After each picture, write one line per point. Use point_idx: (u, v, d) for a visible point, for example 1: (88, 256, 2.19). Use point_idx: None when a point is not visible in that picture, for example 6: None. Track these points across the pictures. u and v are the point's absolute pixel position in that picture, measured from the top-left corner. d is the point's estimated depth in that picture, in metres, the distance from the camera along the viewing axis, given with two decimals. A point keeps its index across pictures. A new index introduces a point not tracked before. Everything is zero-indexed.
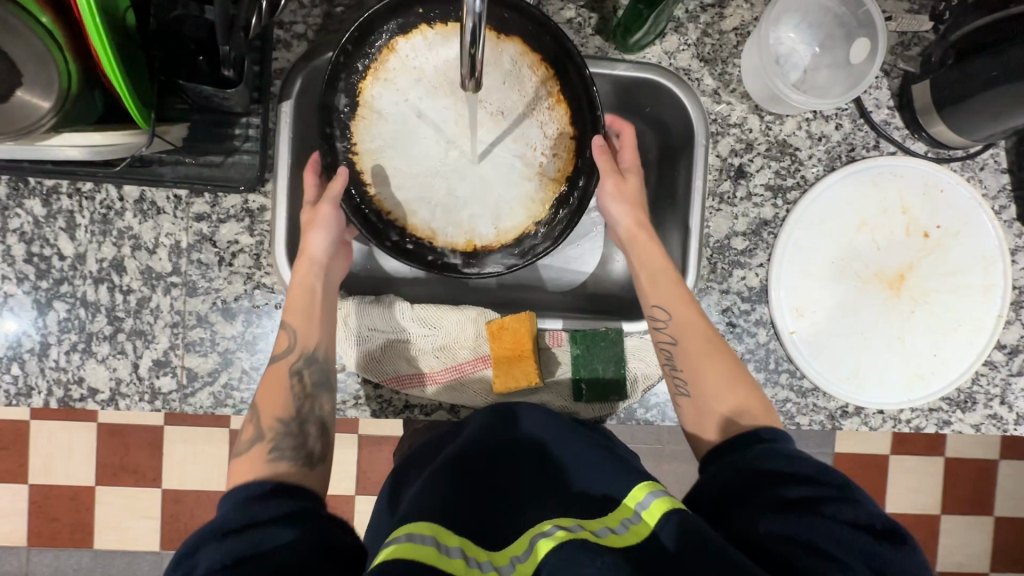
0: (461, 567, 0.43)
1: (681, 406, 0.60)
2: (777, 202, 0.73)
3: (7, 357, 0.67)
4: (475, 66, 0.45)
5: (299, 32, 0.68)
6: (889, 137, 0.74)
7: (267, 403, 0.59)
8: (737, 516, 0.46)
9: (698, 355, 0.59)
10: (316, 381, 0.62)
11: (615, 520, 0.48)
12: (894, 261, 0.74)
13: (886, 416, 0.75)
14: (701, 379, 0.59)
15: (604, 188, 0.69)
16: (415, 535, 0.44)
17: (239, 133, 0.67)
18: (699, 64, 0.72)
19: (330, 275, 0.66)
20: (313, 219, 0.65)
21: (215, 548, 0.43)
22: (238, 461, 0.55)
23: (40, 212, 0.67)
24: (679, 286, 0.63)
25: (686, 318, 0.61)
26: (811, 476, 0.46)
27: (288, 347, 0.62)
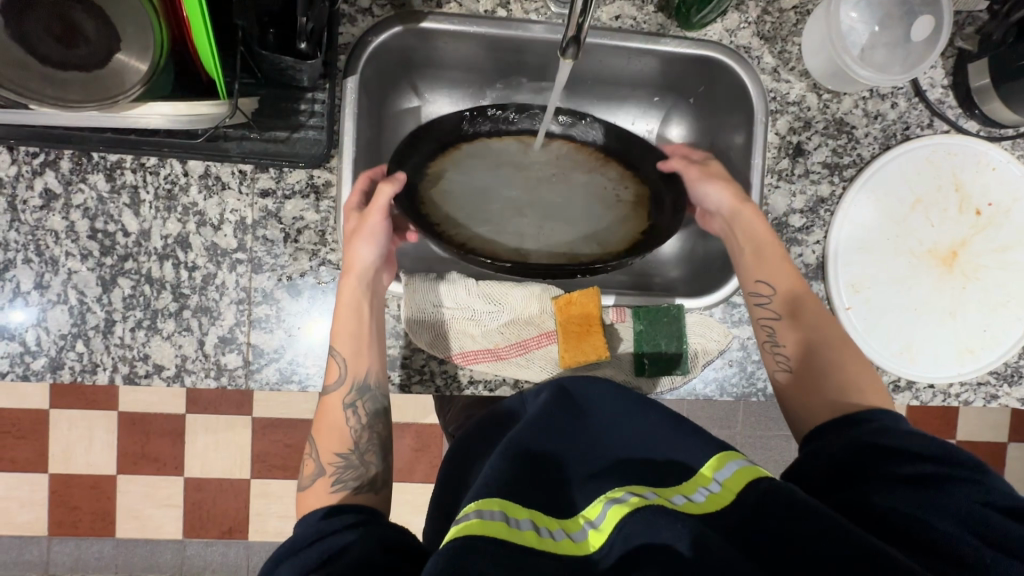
0: (533, 539, 0.44)
1: (779, 380, 0.61)
2: (834, 179, 0.74)
3: (72, 334, 0.66)
4: (582, 33, 0.49)
5: (365, 7, 0.68)
6: (943, 116, 0.75)
7: (325, 439, 0.61)
8: (855, 487, 0.47)
9: (809, 326, 0.62)
10: (371, 410, 0.62)
11: (690, 490, 0.49)
12: (947, 238, 0.75)
13: (937, 391, 0.77)
14: (805, 349, 0.61)
15: (689, 176, 0.72)
16: (484, 511, 0.44)
17: (305, 109, 0.67)
18: (758, 42, 0.73)
19: (376, 285, 0.66)
20: (361, 229, 0.64)
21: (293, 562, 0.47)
22: (306, 492, 0.59)
23: (104, 187, 0.66)
24: (788, 264, 0.65)
25: (798, 290, 0.64)
26: (939, 456, 0.46)
27: (338, 377, 0.62)
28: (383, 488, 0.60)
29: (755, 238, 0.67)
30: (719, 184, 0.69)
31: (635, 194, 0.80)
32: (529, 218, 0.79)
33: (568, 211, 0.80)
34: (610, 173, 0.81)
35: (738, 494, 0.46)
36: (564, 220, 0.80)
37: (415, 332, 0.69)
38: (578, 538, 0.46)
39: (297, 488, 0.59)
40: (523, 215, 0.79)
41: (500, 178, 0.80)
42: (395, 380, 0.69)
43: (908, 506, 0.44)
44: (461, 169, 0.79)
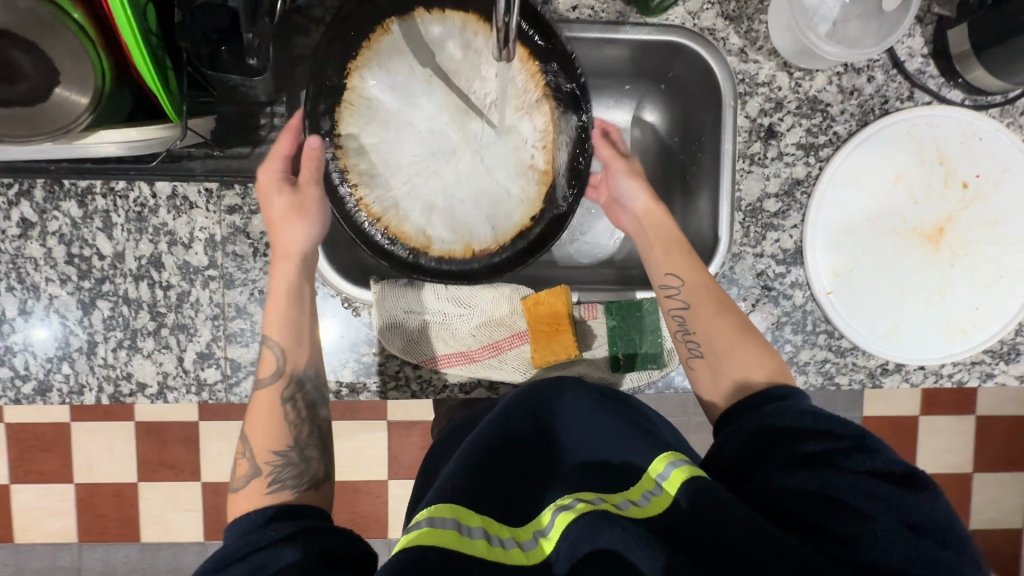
0: (484, 546, 0.45)
1: (693, 367, 0.63)
2: (810, 160, 0.72)
3: (57, 357, 0.68)
4: (509, 32, 0.48)
5: (317, 16, 0.68)
6: (924, 86, 0.71)
7: (260, 437, 0.59)
8: (758, 474, 0.50)
9: (704, 313, 0.63)
10: (312, 401, 0.63)
11: (637, 493, 0.50)
12: (932, 214, 0.72)
13: (928, 372, 0.74)
14: (713, 340, 0.62)
15: (614, 168, 0.72)
16: (436, 519, 0.45)
17: (265, 123, 0.67)
18: (723, 23, 0.71)
19: (309, 268, 0.64)
20: (299, 205, 0.63)
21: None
22: (240, 494, 0.57)
23: (77, 213, 0.68)
24: (689, 256, 0.66)
25: (699, 277, 0.65)
26: (825, 431, 0.50)
27: (274, 369, 0.62)
28: (324, 482, 0.60)
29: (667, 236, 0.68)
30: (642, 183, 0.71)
31: (549, 159, 0.74)
32: (442, 173, 0.75)
33: (483, 178, 0.76)
34: (538, 119, 0.74)
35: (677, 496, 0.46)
36: (473, 188, 0.75)
37: (385, 338, 0.69)
38: (528, 546, 0.48)
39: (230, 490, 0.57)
40: (432, 176, 0.74)
41: (423, 121, 0.73)
42: (371, 387, 0.70)
43: (810, 484, 0.47)
44: (390, 98, 0.71)
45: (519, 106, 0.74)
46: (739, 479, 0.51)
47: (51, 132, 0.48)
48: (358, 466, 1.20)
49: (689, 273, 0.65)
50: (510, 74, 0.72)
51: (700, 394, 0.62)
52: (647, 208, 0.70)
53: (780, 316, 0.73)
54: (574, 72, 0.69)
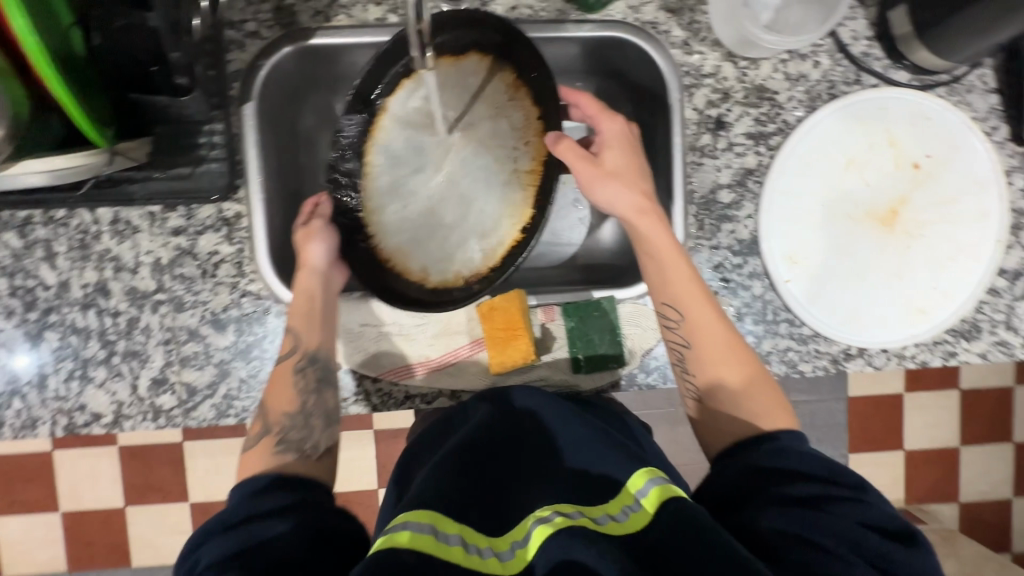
0: (460, 554, 0.44)
1: (689, 405, 0.61)
2: (760, 149, 0.72)
3: (8, 393, 0.67)
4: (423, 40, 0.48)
5: (252, 30, 0.67)
6: (869, 69, 0.71)
7: (273, 399, 0.61)
8: (744, 510, 0.47)
9: (712, 355, 0.59)
10: (319, 378, 0.64)
11: (615, 508, 0.47)
12: (886, 197, 0.72)
13: (890, 354, 0.74)
14: (715, 385, 0.59)
15: (582, 177, 0.66)
16: (411, 523, 0.44)
17: (204, 142, 0.66)
18: (665, 15, 0.70)
19: (334, 283, 0.68)
20: (310, 231, 0.68)
21: (216, 544, 0.45)
22: (248, 454, 0.58)
23: (18, 244, 0.66)
24: (693, 282, 0.61)
25: (692, 297, 0.60)
26: (820, 477, 0.48)
27: (291, 348, 0.64)
28: (327, 452, 0.59)
29: (646, 252, 0.63)
30: (616, 186, 0.64)
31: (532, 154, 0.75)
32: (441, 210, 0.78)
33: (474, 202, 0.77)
34: (516, 116, 0.75)
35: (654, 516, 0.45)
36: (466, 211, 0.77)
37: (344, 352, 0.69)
38: (505, 557, 0.45)
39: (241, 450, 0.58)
40: (431, 212, 0.78)
41: (419, 162, 0.78)
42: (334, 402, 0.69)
43: (789, 527, 0.44)
44: (399, 149, 0.77)
45: (494, 109, 0.76)
46: (722, 514, 0.49)
47: None
48: (347, 477, 1.20)
49: (667, 289, 0.61)
50: (487, 87, 0.75)
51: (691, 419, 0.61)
52: (627, 216, 0.64)
53: (740, 307, 0.72)
54: (538, 56, 0.68)
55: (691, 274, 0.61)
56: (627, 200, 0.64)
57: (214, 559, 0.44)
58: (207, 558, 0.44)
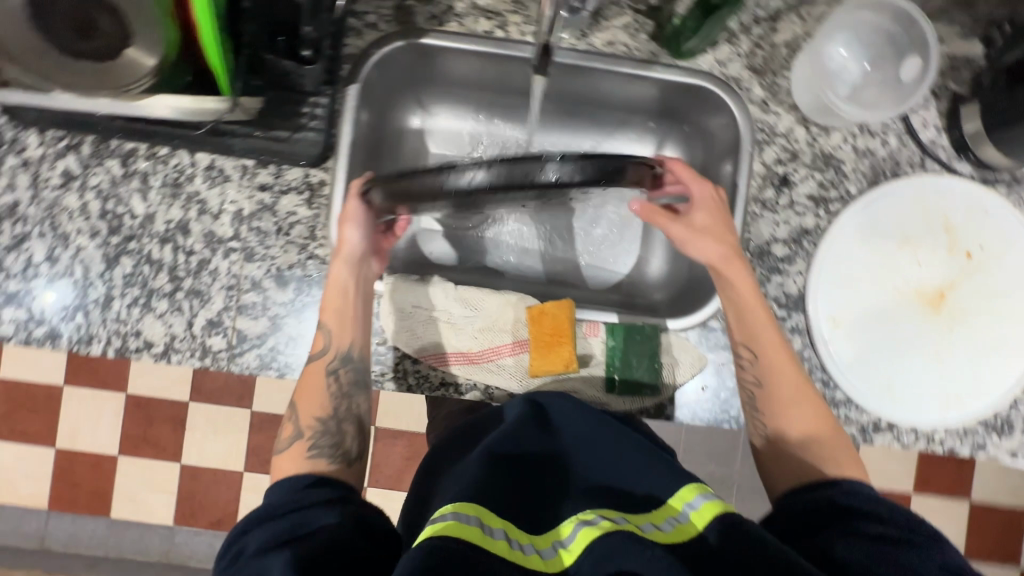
0: (506, 550, 0.43)
1: (760, 446, 0.64)
2: (819, 212, 0.75)
3: (74, 307, 0.71)
4: None
5: (371, 22, 0.73)
6: (934, 156, 0.74)
7: (304, 402, 0.62)
8: (815, 537, 0.49)
9: (785, 398, 0.63)
10: (351, 380, 0.65)
11: (660, 518, 0.48)
12: (935, 279, 0.74)
13: (919, 435, 0.74)
14: (783, 425, 0.62)
15: (681, 235, 0.70)
16: (461, 514, 0.44)
17: (307, 112, 0.70)
18: (749, 74, 0.74)
19: (363, 272, 0.69)
20: (345, 215, 0.68)
21: (263, 532, 0.47)
22: (281, 458, 0.59)
23: (118, 172, 0.71)
24: (772, 331, 0.65)
25: (768, 342, 0.65)
26: (896, 522, 0.48)
27: (323, 347, 0.65)
28: (356, 459, 0.61)
29: (727, 288, 0.68)
30: (712, 240, 0.69)
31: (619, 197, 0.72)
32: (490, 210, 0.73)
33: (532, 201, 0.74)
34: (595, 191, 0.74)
35: (705, 531, 0.45)
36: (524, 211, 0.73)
37: (389, 326, 0.71)
38: (547, 554, 0.45)
39: (274, 454, 0.60)
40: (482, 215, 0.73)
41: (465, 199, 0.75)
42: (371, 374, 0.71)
43: (867, 561, 0.45)
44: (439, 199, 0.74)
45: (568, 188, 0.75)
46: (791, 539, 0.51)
47: (109, 89, 0.52)
48: None
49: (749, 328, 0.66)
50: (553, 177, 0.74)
51: (761, 467, 0.63)
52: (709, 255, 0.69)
53: None
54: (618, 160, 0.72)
55: (768, 322, 0.66)
56: (718, 244, 0.68)
57: (260, 545, 0.46)
58: (255, 543, 0.46)
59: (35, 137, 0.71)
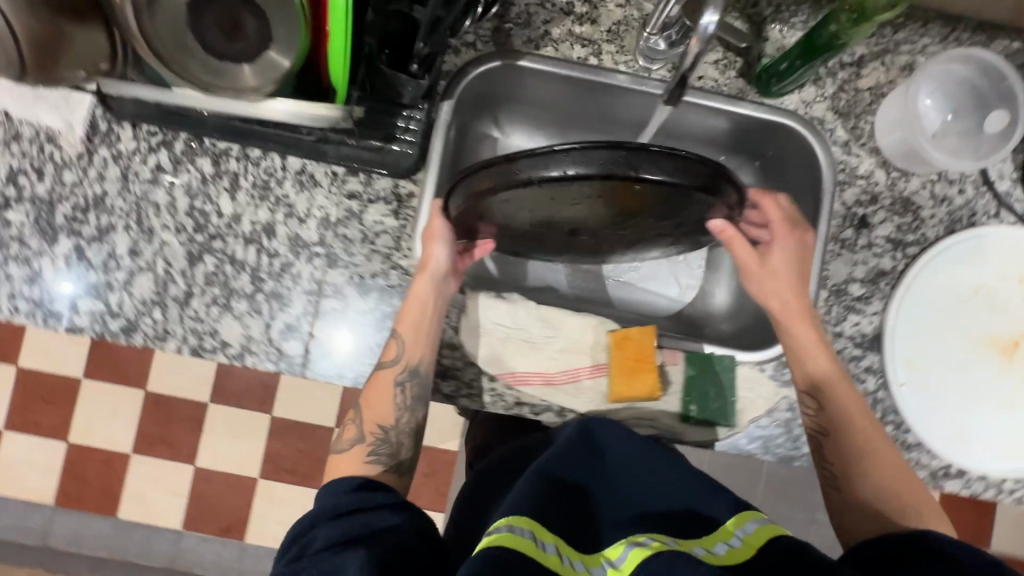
0: (558, 565, 0.43)
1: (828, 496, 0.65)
2: (896, 255, 0.75)
3: (152, 301, 0.70)
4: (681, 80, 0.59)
5: (469, 41, 0.74)
6: (1009, 208, 0.76)
7: (371, 408, 0.65)
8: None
9: (852, 448, 0.65)
10: (415, 394, 0.66)
11: (713, 541, 0.47)
12: (1008, 328, 0.75)
13: (989, 483, 0.74)
14: (852, 476, 0.64)
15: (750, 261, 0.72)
16: (515, 527, 0.44)
17: (401, 125, 0.70)
18: (833, 116, 0.76)
19: (442, 289, 0.69)
20: (432, 232, 0.67)
21: (329, 530, 0.50)
22: (341, 456, 0.64)
23: (209, 171, 0.71)
24: (841, 382, 0.67)
25: (838, 393, 0.66)
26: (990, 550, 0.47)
27: (395, 356, 0.66)
28: (407, 471, 0.66)
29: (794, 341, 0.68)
30: (781, 280, 0.71)
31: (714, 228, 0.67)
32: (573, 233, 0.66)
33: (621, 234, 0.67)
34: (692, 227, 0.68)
35: (759, 552, 0.45)
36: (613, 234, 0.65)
37: (469, 342, 0.71)
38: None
39: (334, 449, 0.65)
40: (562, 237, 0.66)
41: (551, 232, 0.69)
42: (444, 390, 0.71)
43: None
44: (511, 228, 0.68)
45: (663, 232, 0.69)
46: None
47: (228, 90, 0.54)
48: None
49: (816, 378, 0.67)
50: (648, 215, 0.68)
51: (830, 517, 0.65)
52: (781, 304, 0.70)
53: None
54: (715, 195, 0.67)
55: (834, 373, 0.67)
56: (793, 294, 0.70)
57: (329, 541, 0.49)
58: (320, 539, 0.49)
59: (129, 130, 0.71)
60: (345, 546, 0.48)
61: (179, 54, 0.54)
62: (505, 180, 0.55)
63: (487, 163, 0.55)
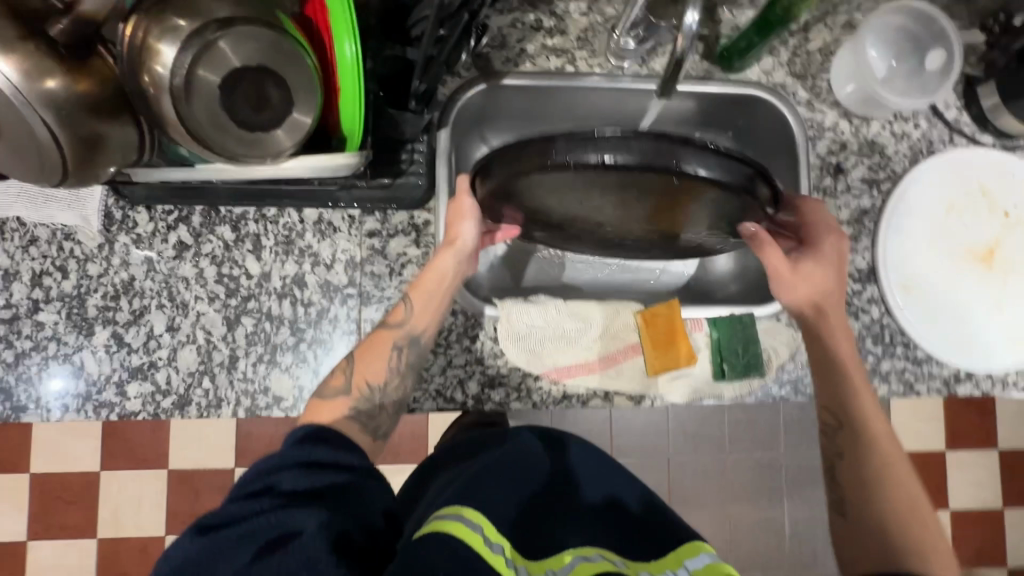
0: (502, 565, 0.44)
1: (838, 517, 0.71)
2: (873, 192, 0.83)
3: (199, 371, 0.72)
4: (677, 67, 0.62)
5: (453, 71, 0.79)
6: (961, 132, 0.84)
7: (365, 362, 0.67)
8: None
9: (867, 467, 0.71)
10: (410, 360, 0.69)
11: (659, 569, 0.55)
12: (982, 238, 0.83)
13: (995, 380, 0.82)
14: (861, 496, 0.70)
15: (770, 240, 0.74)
16: (467, 519, 0.46)
17: (406, 159, 0.73)
18: (792, 79, 0.83)
19: (462, 264, 0.73)
20: (459, 208, 0.71)
21: (294, 476, 0.51)
22: (321, 400, 0.64)
23: (230, 237, 0.74)
24: (869, 399, 0.73)
25: (863, 408, 0.73)
26: None
27: (400, 319, 0.69)
28: (382, 434, 0.65)
29: (825, 361, 0.74)
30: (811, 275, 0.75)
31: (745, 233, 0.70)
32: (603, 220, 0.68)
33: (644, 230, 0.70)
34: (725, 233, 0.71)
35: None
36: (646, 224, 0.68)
37: (510, 350, 0.75)
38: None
39: (318, 391, 0.65)
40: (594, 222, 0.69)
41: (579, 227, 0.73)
42: (495, 399, 0.75)
43: None
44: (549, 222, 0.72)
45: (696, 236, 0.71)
46: None
47: (258, 156, 0.54)
48: None
49: (846, 398, 0.73)
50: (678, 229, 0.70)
51: (834, 533, 0.72)
52: (819, 283, 0.75)
53: (861, 329, 0.81)
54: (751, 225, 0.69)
55: (862, 388, 0.73)
56: (828, 273, 0.76)
57: (292, 487, 0.50)
58: (286, 484, 0.50)
59: (144, 213, 0.73)
60: (301, 501, 0.48)
61: (213, 131, 0.51)
62: (543, 159, 0.57)
63: (525, 143, 0.58)
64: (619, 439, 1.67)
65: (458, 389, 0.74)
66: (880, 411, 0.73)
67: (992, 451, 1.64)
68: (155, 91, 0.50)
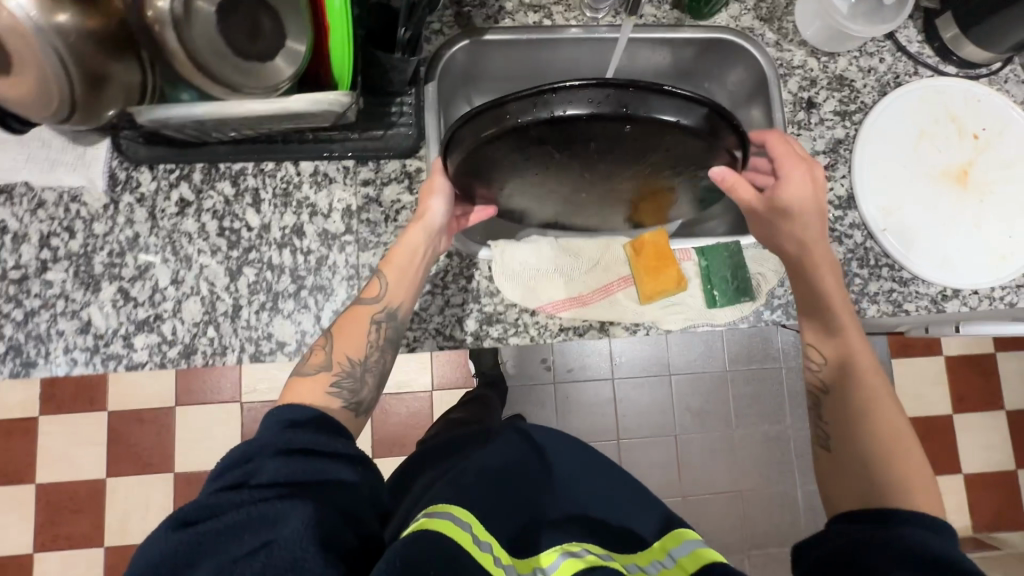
0: (491, 563, 0.45)
1: (819, 454, 0.70)
2: (846, 123, 0.86)
3: (204, 321, 0.74)
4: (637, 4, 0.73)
5: (437, 29, 0.83)
6: (925, 63, 0.88)
7: (344, 338, 0.67)
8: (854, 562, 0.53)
9: (854, 400, 0.69)
10: (389, 335, 0.69)
11: (644, 560, 0.57)
12: (955, 161, 0.86)
13: (982, 296, 0.84)
14: (845, 432, 0.69)
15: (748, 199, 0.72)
16: (457, 518, 0.46)
17: (396, 110, 0.77)
18: (759, 23, 0.87)
19: (434, 240, 0.73)
20: (431, 186, 0.72)
21: (278, 463, 0.50)
22: (299, 379, 0.63)
23: (230, 192, 0.76)
24: (857, 331, 0.72)
25: (851, 340, 0.71)
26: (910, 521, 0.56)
27: (375, 294, 0.69)
28: (364, 412, 0.65)
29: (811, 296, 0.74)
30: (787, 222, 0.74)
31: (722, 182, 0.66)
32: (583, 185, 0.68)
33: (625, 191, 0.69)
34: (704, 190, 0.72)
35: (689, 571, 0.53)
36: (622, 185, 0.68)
37: (506, 288, 0.77)
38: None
39: (295, 372, 0.64)
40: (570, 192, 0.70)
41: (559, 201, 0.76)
42: (493, 334, 0.77)
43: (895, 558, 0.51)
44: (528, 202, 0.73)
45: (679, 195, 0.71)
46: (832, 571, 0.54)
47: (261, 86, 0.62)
48: None
49: (834, 333, 0.72)
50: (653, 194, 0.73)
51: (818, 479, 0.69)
52: (806, 232, 0.74)
53: (846, 254, 0.83)
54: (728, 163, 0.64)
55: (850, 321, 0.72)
56: (817, 222, 0.74)
57: (275, 476, 0.49)
58: (268, 473, 0.49)
59: (147, 173, 0.76)
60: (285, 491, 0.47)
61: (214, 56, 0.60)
62: (498, 126, 0.56)
63: (478, 112, 0.57)
64: (624, 417, 1.66)
65: (457, 326, 0.76)
66: (869, 349, 0.72)
67: (996, 411, 1.65)
68: (158, 27, 0.58)
